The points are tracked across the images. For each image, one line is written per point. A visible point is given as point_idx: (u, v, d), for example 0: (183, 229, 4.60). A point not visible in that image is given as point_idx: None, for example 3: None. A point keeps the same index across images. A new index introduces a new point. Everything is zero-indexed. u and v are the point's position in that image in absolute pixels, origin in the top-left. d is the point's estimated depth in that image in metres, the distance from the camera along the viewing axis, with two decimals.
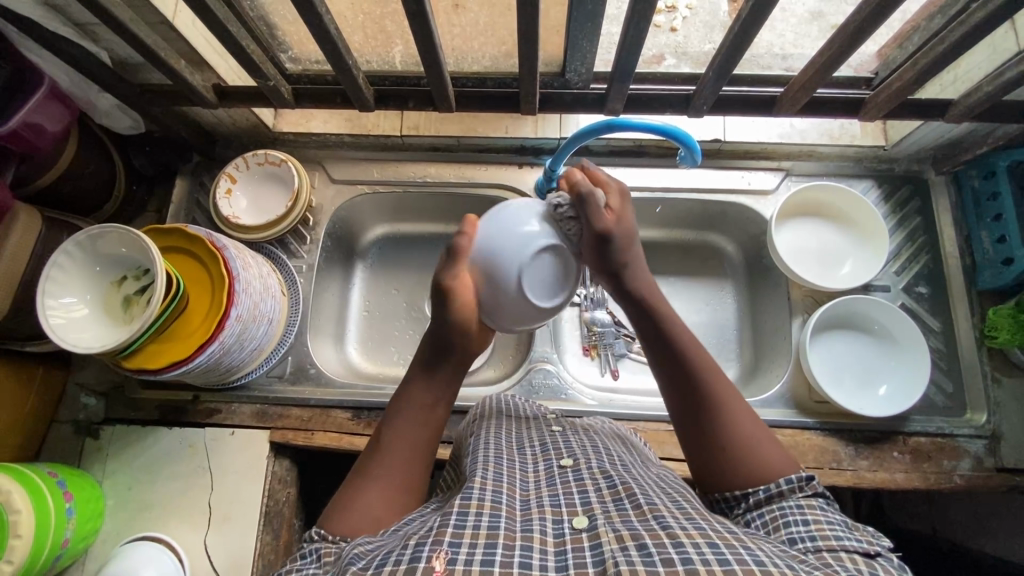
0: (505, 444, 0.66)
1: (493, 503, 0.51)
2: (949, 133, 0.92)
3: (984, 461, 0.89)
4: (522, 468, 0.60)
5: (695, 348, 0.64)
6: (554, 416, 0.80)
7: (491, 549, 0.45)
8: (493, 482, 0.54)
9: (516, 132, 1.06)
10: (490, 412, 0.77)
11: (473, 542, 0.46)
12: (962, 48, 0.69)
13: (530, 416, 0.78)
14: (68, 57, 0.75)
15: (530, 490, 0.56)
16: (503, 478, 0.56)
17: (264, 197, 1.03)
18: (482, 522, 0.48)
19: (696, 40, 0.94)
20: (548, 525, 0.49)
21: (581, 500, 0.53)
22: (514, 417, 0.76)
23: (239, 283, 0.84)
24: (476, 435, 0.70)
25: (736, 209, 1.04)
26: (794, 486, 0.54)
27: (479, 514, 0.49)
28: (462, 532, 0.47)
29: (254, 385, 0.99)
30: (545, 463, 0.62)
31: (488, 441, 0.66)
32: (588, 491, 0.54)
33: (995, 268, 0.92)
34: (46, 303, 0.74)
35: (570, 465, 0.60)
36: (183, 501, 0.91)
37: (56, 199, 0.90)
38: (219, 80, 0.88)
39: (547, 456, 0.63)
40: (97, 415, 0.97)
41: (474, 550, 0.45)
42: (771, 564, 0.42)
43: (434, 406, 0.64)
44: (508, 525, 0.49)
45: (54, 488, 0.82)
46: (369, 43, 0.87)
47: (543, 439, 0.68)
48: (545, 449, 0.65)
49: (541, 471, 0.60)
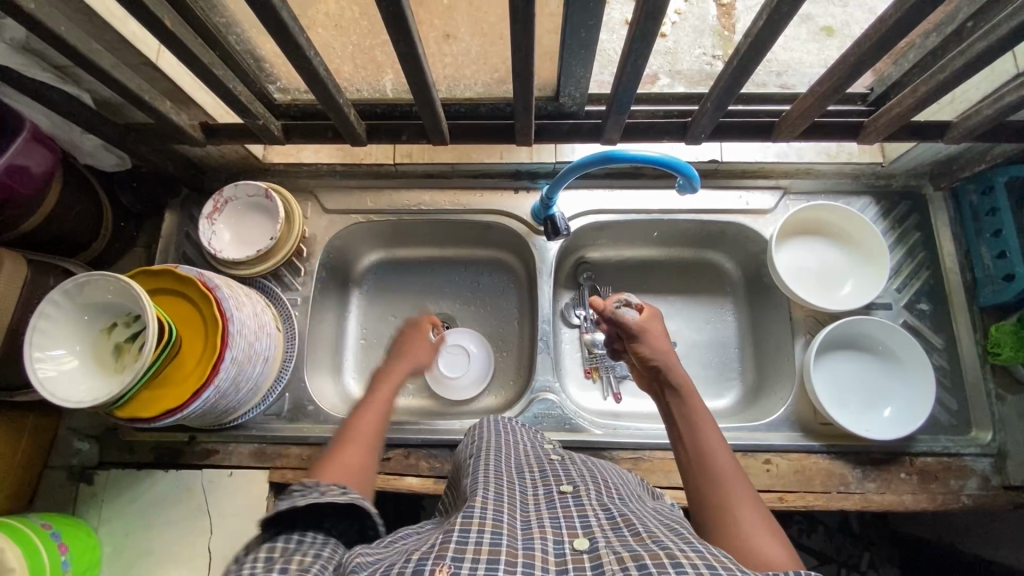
0: (504, 467, 0.65)
1: (495, 521, 0.50)
2: (945, 150, 0.92)
3: (991, 479, 0.89)
4: (522, 492, 0.59)
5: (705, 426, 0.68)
6: (553, 447, 0.77)
7: (493, 564, 0.44)
8: (495, 502, 0.53)
9: (512, 157, 1.04)
10: (489, 436, 0.76)
11: (475, 557, 0.45)
12: (963, 76, 0.68)
13: (528, 442, 0.77)
14: (49, 102, 0.73)
15: (530, 512, 0.55)
16: (504, 498, 0.55)
17: (246, 227, 0.99)
18: (484, 538, 0.47)
19: (686, 45, 0.97)
20: (549, 545, 0.49)
21: (581, 524, 0.52)
22: (513, 440, 0.75)
23: (232, 324, 0.82)
24: (476, 459, 0.68)
25: (735, 229, 1.03)
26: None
27: (481, 530, 0.48)
28: (465, 547, 0.46)
29: (251, 425, 0.97)
30: (544, 488, 0.61)
31: (489, 463, 0.65)
32: (588, 516, 0.53)
33: (996, 285, 0.92)
34: (34, 356, 0.72)
35: (570, 491, 0.59)
36: (181, 548, 0.89)
37: (41, 241, 0.88)
38: (206, 117, 0.86)
39: (546, 481, 0.62)
40: (91, 459, 0.95)
41: (477, 565, 0.44)
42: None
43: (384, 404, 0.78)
44: (510, 542, 0.48)
45: (48, 542, 0.80)
46: (358, 72, 0.85)
47: (542, 466, 0.67)
48: (544, 474, 0.64)
49: (541, 495, 0.59)
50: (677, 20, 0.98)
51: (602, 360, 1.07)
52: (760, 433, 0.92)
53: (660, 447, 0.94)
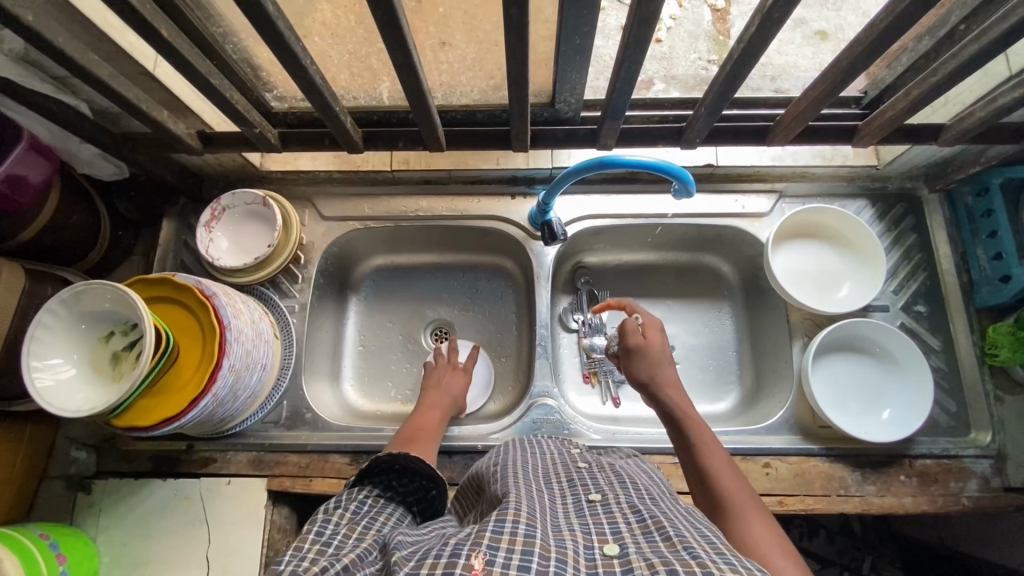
0: (535, 477, 0.65)
1: (528, 513, 0.51)
2: (937, 154, 0.93)
3: (991, 481, 0.88)
4: (552, 500, 0.60)
5: (712, 450, 0.71)
6: (581, 454, 0.78)
7: (527, 556, 0.45)
8: (529, 500, 0.55)
9: (507, 163, 1.05)
10: (519, 450, 0.75)
11: (510, 547, 0.45)
12: (955, 79, 0.68)
13: (561, 451, 0.77)
14: (47, 112, 0.73)
15: (561, 518, 0.55)
16: (536, 500, 0.56)
17: (244, 234, 1.00)
18: (518, 529, 0.48)
19: (682, 50, 0.98)
20: (580, 547, 0.49)
21: (611, 529, 0.52)
22: (544, 453, 0.75)
23: (230, 332, 0.82)
24: (500, 467, 0.68)
25: (732, 232, 1.04)
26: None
27: (515, 521, 0.49)
28: (500, 537, 0.47)
29: (249, 432, 0.96)
30: (573, 496, 0.61)
31: (517, 471, 0.66)
32: (618, 521, 0.53)
33: (992, 286, 0.92)
34: (32, 366, 0.72)
35: (599, 499, 0.59)
36: (179, 557, 0.89)
37: (39, 250, 0.88)
38: (204, 126, 0.87)
39: (574, 491, 0.62)
40: (89, 468, 0.95)
41: (512, 555, 0.45)
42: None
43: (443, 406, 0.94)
44: (543, 536, 0.48)
45: (47, 552, 0.79)
46: (355, 80, 0.86)
47: (571, 476, 0.67)
48: (572, 484, 0.64)
49: (569, 504, 0.59)
50: (672, 26, 1.00)
51: (600, 365, 1.07)
52: (759, 436, 0.92)
53: (658, 452, 0.94)
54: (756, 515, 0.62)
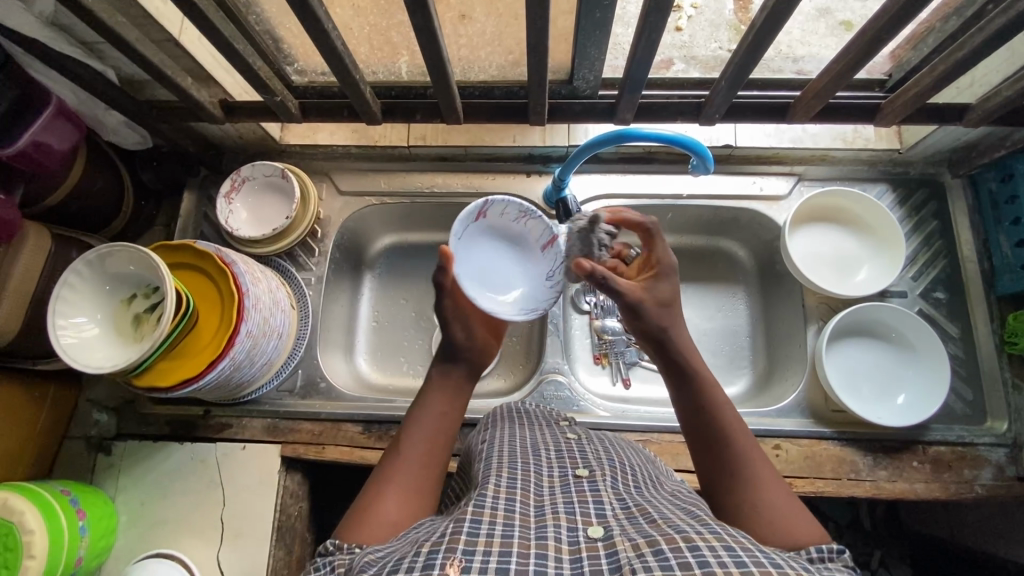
0: (520, 447, 0.66)
1: (507, 512, 0.51)
2: (965, 136, 0.91)
3: (1006, 470, 0.87)
4: (538, 472, 0.60)
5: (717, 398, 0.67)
6: (569, 422, 0.78)
7: (505, 557, 0.46)
8: (507, 490, 0.54)
9: (525, 140, 1.04)
10: (506, 425, 0.73)
11: (487, 550, 0.46)
12: (981, 53, 0.68)
13: (545, 421, 0.77)
14: (74, 76, 0.75)
15: (545, 496, 0.56)
16: (518, 484, 0.56)
17: (263, 207, 1.01)
18: (495, 530, 0.48)
19: (703, 40, 0.92)
20: (562, 532, 0.49)
21: (596, 511, 0.53)
22: (529, 421, 0.75)
23: (248, 299, 0.84)
24: (488, 442, 0.69)
25: (749, 215, 1.03)
26: (826, 555, 0.50)
27: (492, 522, 0.49)
28: (476, 540, 0.47)
29: (264, 400, 0.99)
30: (560, 468, 0.61)
31: (503, 445, 0.66)
32: (603, 503, 0.54)
33: (1014, 274, 0.90)
34: (56, 323, 0.74)
35: (585, 475, 0.59)
36: (194, 518, 0.91)
37: (65, 216, 0.90)
38: (226, 95, 0.88)
39: (562, 462, 0.63)
40: (109, 430, 0.97)
41: (489, 558, 0.45)
42: (788, 568, 0.43)
43: (447, 412, 0.70)
44: (522, 534, 0.49)
45: (67, 507, 0.82)
46: (374, 54, 0.86)
47: (558, 446, 0.67)
48: (560, 453, 0.65)
49: (556, 476, 0.60)
50: (695, 14, 0.92)
51: (612, 347, 1.08)
52: (770, 418, 0.92)
53: (668, 430, 0.94)
54: (760, 465, 0.61)
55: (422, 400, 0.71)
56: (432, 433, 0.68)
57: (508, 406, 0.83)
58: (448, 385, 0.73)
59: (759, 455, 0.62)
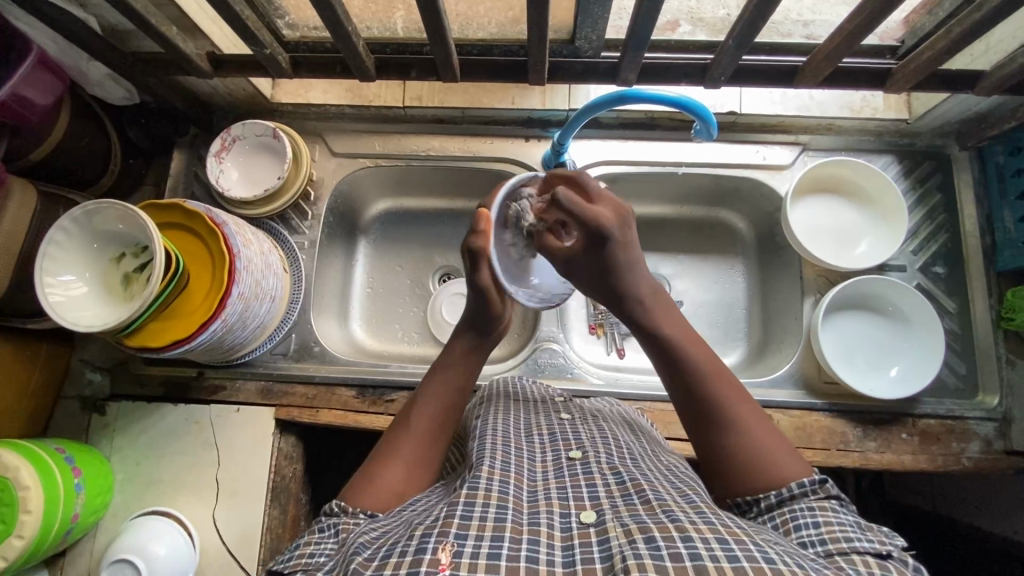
0: (512, 431, 0.65)
1: (501, 494, 0.50)
2: (976, 106, 0.88)
3: (993, 443, 0.88)
4: (531, 458, 0.59)
5: (694, 348, 0.63)
6: (562, 402, 0.77)
7: (498, 542, 0.45)
8: (501, 472, 0.54)
9: (524, 103, 1.01)
10: (499, 405, 0.73)
11: (480, 535, 0.45)
12: (1003, 13, 0.66)
13: (537, 398, 0.77)
14: (57, 23, 0.72)
15: (538, 481, 0.56)
16: (511, 468, 0.55)
17: (254, 167, 0.99)
18: (489, 514, 0.48)
19: (711, 3, 0.84)
20: (555, 519, 0.49)
21: (590, 494, 0.52)
22: (523, 403, 0.74)
23: (239, 261, 0.82)
24: (481, 420, 0.68)
25: (750, 185, 1.01)
26: (806, 490, 0.52)
27: (486, 504, 0.49)
28: (469, 523, 0.46)
29: (258, 362, 0.99)
30: (553, 453, 0.61)
31: (495, 428, 0.65)
32: (596, 485, 0.54)
33: (1016, 249, 0.89)
34: (44, 281, 0.73)
35: (579, 457, 0.59)
36: (190, 477, 0.92)
37: (51, 171, 0.88)
38: (213, 48, 0.85)
39: (555, 446, 0.62)
40: (103, 391, 0.98)
41: (481, 543, 0.45)
42: (781, 563, 0.41)
43: (464, 387, 0.70)
44: (516, 517, 0.48)
45: (62, 464, 0.82)
46: (368, 8, 0.84)
47: (551, 429, 0.66)
48: (552, 438, 0.64)
49: (549, 462, 0.59)
50: None
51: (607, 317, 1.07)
52: (762, 389, 0.93)
53: (660, 398, 0.95)
54: (747, 407, 0.59)
55: (440, 369, 0.70)
56: (445, 405, 0.67)
57: (502, 384, 0.81)
58: (470, 355, 0.72)
59: (743, 398, 0.60)
